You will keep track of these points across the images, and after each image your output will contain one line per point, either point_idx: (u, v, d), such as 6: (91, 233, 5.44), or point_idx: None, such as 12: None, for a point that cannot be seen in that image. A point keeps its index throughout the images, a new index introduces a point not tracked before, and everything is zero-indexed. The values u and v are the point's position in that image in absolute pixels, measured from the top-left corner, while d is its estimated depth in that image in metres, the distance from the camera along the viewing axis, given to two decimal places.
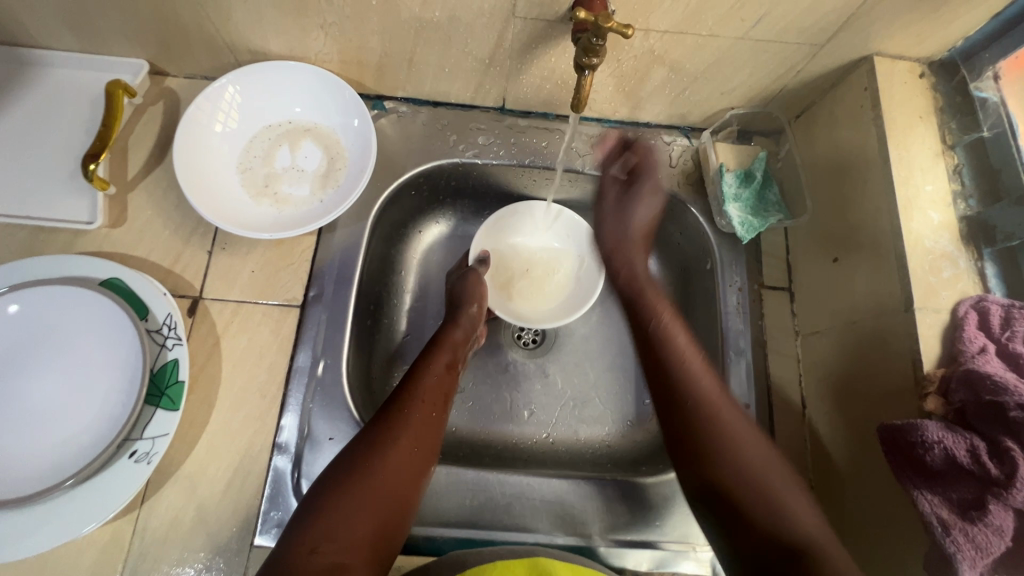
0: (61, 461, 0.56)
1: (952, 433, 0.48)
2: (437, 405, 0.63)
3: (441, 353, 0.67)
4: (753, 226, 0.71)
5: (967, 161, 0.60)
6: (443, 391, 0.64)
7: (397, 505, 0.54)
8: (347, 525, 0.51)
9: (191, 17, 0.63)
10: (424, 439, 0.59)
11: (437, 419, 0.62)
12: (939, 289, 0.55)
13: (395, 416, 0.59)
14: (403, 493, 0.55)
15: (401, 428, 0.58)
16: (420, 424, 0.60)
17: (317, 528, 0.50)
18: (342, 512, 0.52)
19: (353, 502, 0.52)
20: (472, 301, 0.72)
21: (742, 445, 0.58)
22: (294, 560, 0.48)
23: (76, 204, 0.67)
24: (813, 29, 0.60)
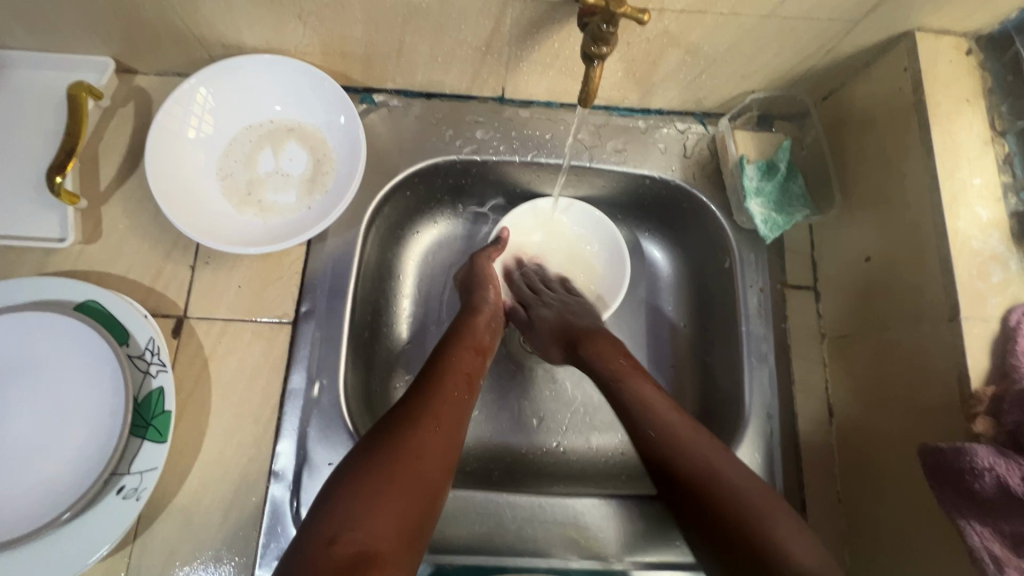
0: (45, 499, 0.53)
1: (1004, 459, 0.43)
2: (461, 386, 0.58)
3: (463, 338, 0.63)
4: (777, 224, 0.66)
5: (1019, 149, 0.54)
6: (468, 371, 0.60)
7: (427, 491, 0.49)
8: (375, 509, 0.45)
9: (155, 10, 0.57)
10: (451, 422, 0.55)
11: (464, 402, 0.57)
12: (987, 295, 0.50)
13: (420, 398, 0.55)
14: (432, 476, 0.50)
15: (427, 410, 0.54)
16: (446, 404, 0.55)
17: (337, 517, 0.45)
18: (368, 495, 0.46)
19: (379, 486, 0.47)
20: (489, 283, 0.69)
21: (715, 468, 0.52)
22: (312, 554, 0.42)
23: (46, 220, 0.62)
24: (849, 4, 0.53)
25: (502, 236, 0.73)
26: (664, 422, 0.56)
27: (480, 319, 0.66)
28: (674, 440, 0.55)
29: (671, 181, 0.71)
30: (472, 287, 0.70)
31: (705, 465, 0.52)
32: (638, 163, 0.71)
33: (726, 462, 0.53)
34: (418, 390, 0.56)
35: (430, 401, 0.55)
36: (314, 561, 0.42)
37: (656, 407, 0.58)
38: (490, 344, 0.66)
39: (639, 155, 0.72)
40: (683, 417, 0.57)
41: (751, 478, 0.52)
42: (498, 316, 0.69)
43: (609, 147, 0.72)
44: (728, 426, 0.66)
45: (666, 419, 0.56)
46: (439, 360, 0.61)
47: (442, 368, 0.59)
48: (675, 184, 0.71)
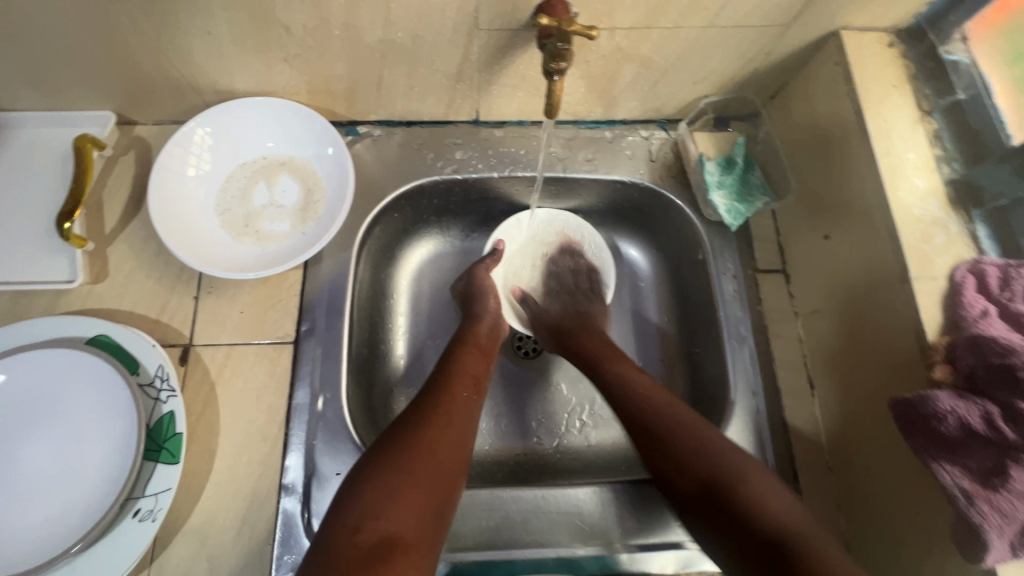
0: (64, 527, 0.55)
1: (964, 401, 0.47)
2: (467, 387, 0.61)
3: (464, 344, 0.67)
4: (740, 212, 0.71)
5: (946, 125, 0.60)
6: (474, 374, 0.64)
7: (444, 482, 0.52)
8: (398, 499, 0.48)
9: (154, 64, 0.63)
10: (460, 421, 0.57)
11: (472, 400, 0.61)
12: (933, 256, 0.55)
13: (433, 400, 0.58)
14: (448, 468, 0.53)
15: (440, 411, 0.57)
16: (458, 406, 0.59)
17: (358, 508, 0.47)
18: (391, 487, 0.49)
19: (398, 480, 0.49)
20: (489, 294, 0.73)
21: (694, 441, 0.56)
22: (338, 541, 0.45)
23: (56, 263, 0.66)
24: (777, 11, 0.60)
25: (498, 248, 0.77)
26: (630, 385, 0.63)
27: (480, 326, 0.70)
28: (647, 409, 0.60)
29: (641, 184, 0.76)
30: (473, 298, 0.73)
31: (669, 429, 0.57)
32: (609, 169, 0.77)
33: (692, 422, 0.58)
34: (428, 393, 0.60)
35: (441, 402, 0.58)
36: (338, 549, 0.44)
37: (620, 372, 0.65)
38: (493, 346, 0.69)
39: (609, 162, 0.77)
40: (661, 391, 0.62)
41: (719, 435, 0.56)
42: (500, 323, 0.72)
43: (580, 157, 0.77)
44: (717, 406, 0.69)
45: (628, 381, 0.63)
46: (448, 366, 0.64)
47: (450, 373, 0.62)
48: (645, 186, 0.76)
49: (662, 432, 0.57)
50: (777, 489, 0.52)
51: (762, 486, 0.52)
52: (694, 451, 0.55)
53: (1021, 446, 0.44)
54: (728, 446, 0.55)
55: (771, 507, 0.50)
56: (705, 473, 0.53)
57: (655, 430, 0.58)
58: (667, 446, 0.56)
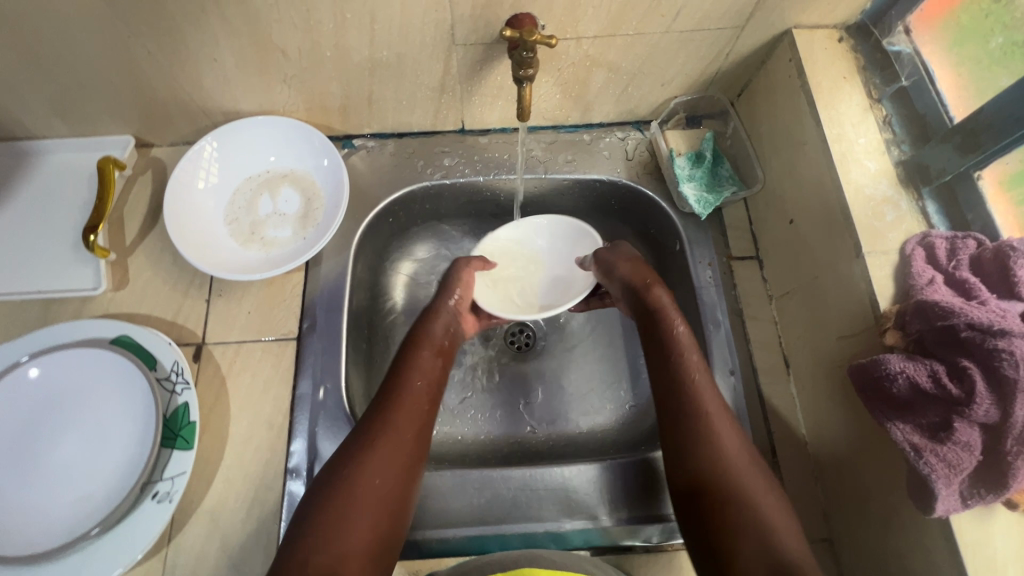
0: (90, 509, 0.60)
1: (913, 362, 0.50)
2: (421, 403, 0.63)
3: (420, 348, 0.68)
4: (709, 202, 0.75)
5: (894, 111, 0.64)
6: (427, 390, 0.65)
7: (391, 505, 0.55)
8: (345, 521, 0.52)
9: (167, 90, 0.70)
10: (409, 440, 0.60)
11: (425, 418, 0.63)
12: (885, 232, 0.58)
13: (383, 417, 0.60)
14: (398, 493, 0.56)
15: (387, 428, 0.59)
16: (406, 426, 0.60)
17: (311, 538, 0.51)
18: (338, 509, 0.53)
19: (346, 509, 0.53)
20: (454, 289, 0.74)
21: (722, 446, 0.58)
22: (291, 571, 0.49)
23: (82, 273, 0.72)
24: (730, 14, 0.65)
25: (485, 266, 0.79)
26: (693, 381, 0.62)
27: (438, 325, 0.71)
28: (703, 408, 0.60)
29: (618, 181, 0.81)
30: (439, 289, 0.75)
31: (718, 435, 0.58)
32: (588, 169, 0.82)
33: (737, 434, 0.59)
34: (380, 407, 0.61)
35: (390, 419, 0.60)
36: None
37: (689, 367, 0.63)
38: (450, 347, 0.71)
39: (588, 163, 0.82)
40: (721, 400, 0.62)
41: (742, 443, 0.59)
42: (458, 322, 0.74)
43: (560, 159, 0.82)
44: None
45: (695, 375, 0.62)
46: (398, 373, 0.65)
47: (403, 386, 0.63)
48: (622, 184, 0.81)
49: (710, 435, 0.58)
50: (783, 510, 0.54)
51: (777, 505, 0.54)
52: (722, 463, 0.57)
53: (964, 401, 0.47)
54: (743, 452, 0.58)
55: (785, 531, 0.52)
56: (733, 478, 0.56)
57: (709, 428, 0.59)
58: (713, 452, 0.57)
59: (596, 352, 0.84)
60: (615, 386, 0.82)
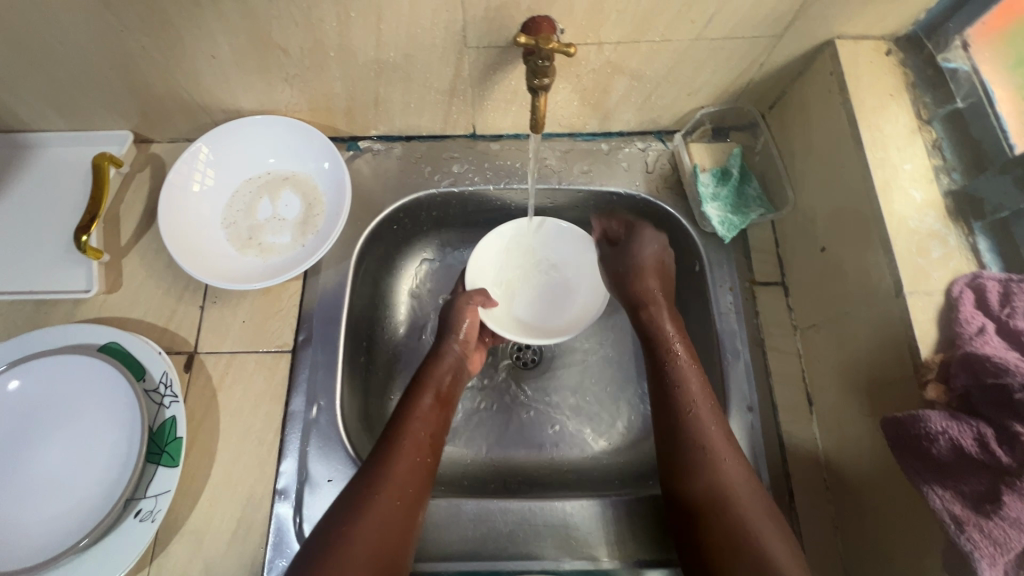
0: (70, 525, 0.58)
1: (957, 422, 0.45)
2: (424, 447, 0.61)
3: (425, 392, 0.65)
4: (734, 224, 0.70)
5: (946, 134, 0.58)
6: (430, 432, 0.62)
7: (391, 555, 0.52)
8: (342, 565, 0.50)
9: (165, 85, 0.66)
10: (413, 486, 0.57)
11: (427, 461, 0.60)
12: (929, 270, 0.53)
13: (387, 458, 0.58)
14: (397, 544, 0.53)
15: (390, 471, 0.57)
16: (411, 470, 0.58)
17: None
18: (335, 555, 0.50)
19: (343, 557, 0.50)
20: (454, 332, 0.71)
21: (713, 468, 0.57)
22: None
23: (75, 275, 0.70)
24: (768, 21, 0.59)
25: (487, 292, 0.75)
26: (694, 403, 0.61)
27: (442, 370, 0.68)
28: (705, 440, 0.58)
29: (637, 195, 0.76)
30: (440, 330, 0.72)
31: (721, 468, 0.56)
32: (604, 181, 0.77)
33: (739, 465, 0.57)
34: (383, 448, 0.59)
35: (392, 463, 0.57)
36: None
37: (689, 390, 0.62)
38: (451, 395, 0.68)
39: (605, 174, 0.77)
40: (723, 429, 0.60)
41: (737, 464, 0.57)
42: (461, 366, 0.71)
43: (576, 169, 0.78)
44: None
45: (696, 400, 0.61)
46: (401, 415, 0.63)
47: (407, 427, 0.61)
48: (641, 197, 0.76)
49: (713, 467, 0.57)
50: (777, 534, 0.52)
51: (780, 540, 0.52)
52: (711, 480, 0.56)
53: (1015, 471, 0.42)
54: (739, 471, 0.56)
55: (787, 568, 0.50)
56: (733, 509, 0.54)
57: (710, 460, 0.57)
58: (718, 484, 0.56)
59: (604, 374, 0.80)
60: (624, 412, 0.77)
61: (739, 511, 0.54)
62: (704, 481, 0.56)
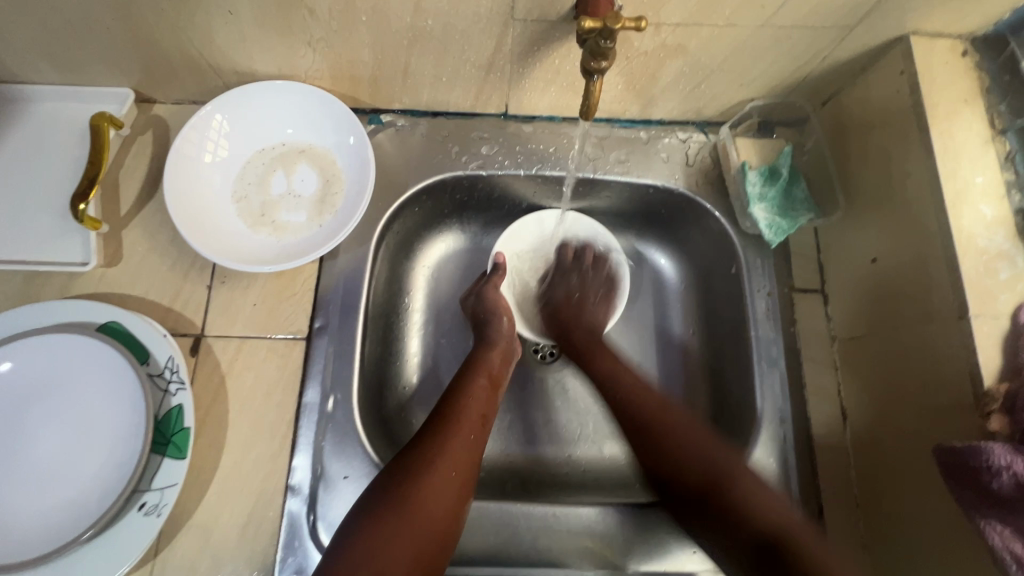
0: (68, 518, 0.54)
1: (1022, 456, 0.43)
2: (474, 429, 0.59)
3: (477, 375, 0.63)
4: (782, 228, 0.67)
5: (1020, 147, 0.55)
6: (482, 412, 0.61)
7: (439, 530, 0.51)
8: (394, 534, 0.48)
9: (173, 41, 0.60)
10: (464, 463, 0.55)
11: (477, 442, 0.58)
12: (996, 292, 0.50)
13: (442, 431, 0.56)
14: (447, 521, 0.52)
15: (443, 450, 0.55)
16: (463, 447, 0.56)
17: (354, 557, 0.47)
18: (388, 524, 0.49)
19: (393, 529, 0.49)
20: (501, 313, 0.69)
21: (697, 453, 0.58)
22: None
23: (71, 245, 0.64)
24: (844, 10, 0.54)
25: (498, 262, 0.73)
26: (644, 404, 0.62)
27: (495, 354, 0.66)
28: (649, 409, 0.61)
29: (675, 189, 0.72)
30: (486, 313, 0.70)
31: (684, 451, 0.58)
32: (642, 173, 0.72)
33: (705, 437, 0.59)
34: (434, 427, 0.57)
35: (445, 435, 0.56)
36: None
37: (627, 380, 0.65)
38: (502, 377, 0.66)
39: (642, 166, 0.73)
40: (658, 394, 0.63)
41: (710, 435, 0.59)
42: (511, 349, 0.69)
43: (612, 158, 0.73)
44: (743, 429, 0.65)
45: (658, 408, 0.62)
46: (454, 398, 0.60)
47: (462, 404, 0.60)
48: (679, 192, 0.72)
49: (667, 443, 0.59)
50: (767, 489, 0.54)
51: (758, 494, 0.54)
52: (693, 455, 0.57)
53: None
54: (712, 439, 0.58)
55: (764, 505, 0.53)
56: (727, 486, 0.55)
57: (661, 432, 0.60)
58: (694, 450, 0.57)
59: None
60: None
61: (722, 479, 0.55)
62: (694, 463, 0.57)
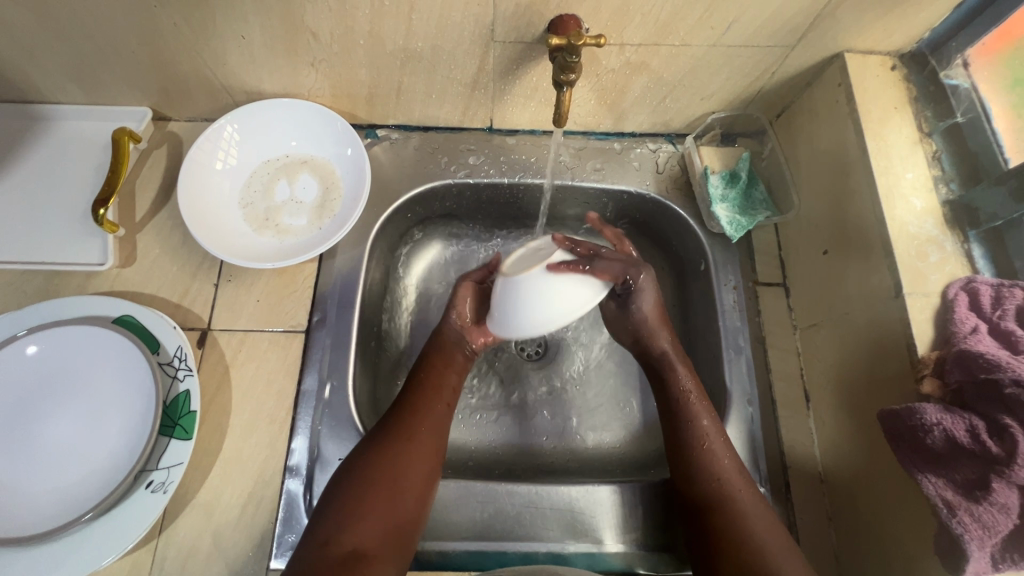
0: (79, 495, 0.58)
1: (951, 414, 0.48)
2: (439, 409, 0.63)
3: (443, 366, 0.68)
4: (741, 225, 0.73)
5: (945, 147, 0.62)
6: (446, 394, 0.66)
7: (407, 502, 0.56)
8: (364, 507, 0.53)
9: (191, 64, 0.67)
10: (428, 441, 0.60)
11: (444, 423, 0.63)
12: (927, 273, 0.56)
13: (414, 418, 0.61)
14: (416, 496, 0.56)
15: (410, 430, 0.60)
16: (428, 429, 0.61)
17: (330, 524, 0.52)
18: (357, 496, 0.54)
19: (363, 499, 0.54)
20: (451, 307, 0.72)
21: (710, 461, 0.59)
22: (308, 554, 0.50)
23: (89, 248, 0.70)
24: (783, 32, 0.62)
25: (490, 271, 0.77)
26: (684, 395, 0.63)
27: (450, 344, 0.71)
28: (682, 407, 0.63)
29: (646, 194, 0.78)
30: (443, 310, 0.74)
31: (711, 459, 0.59)
32: (616, 180, 0.79)
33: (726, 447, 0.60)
34: (401, 409, 0.62)
35: (415, 420, 0.61)
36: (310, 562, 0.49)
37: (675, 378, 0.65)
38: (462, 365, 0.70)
39: (616, 174, 0.79)
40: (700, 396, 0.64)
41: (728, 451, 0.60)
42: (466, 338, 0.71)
43: (589, 167, 0.80)
44: (714, 412, 0.70)
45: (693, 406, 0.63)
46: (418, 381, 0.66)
47: (422, 387, 0.65)
48: (651, 197, 0.78)
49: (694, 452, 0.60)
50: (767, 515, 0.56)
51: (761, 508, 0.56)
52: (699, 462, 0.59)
53: (1005, 461, 0.45)
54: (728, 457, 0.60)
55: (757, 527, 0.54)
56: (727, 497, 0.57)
57: (699, 441, 0.60)
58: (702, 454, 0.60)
59: (606, 366, 0.82)
60: (625, 404, 0.79)
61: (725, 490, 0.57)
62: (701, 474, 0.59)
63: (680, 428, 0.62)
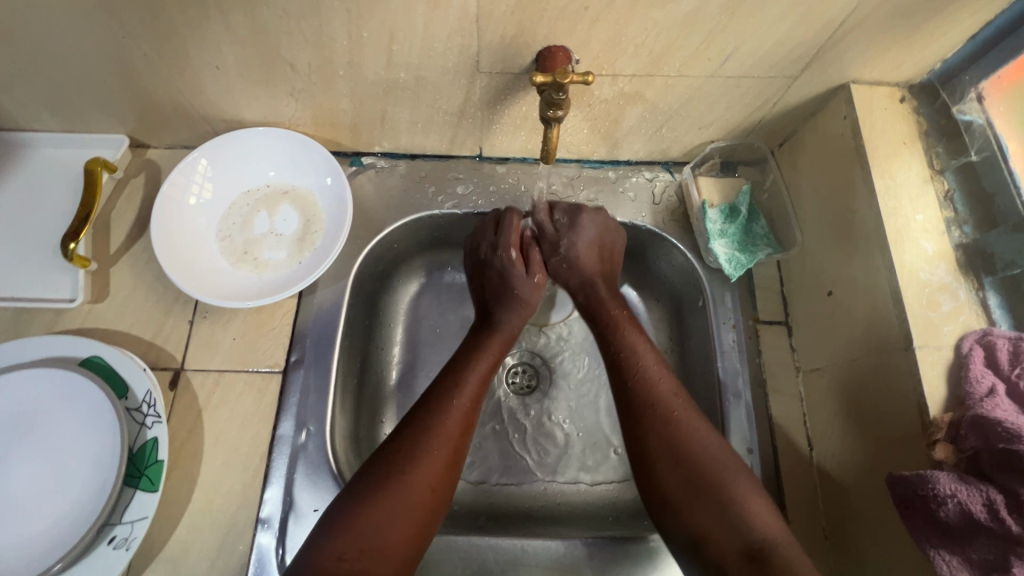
0: (37, 552, 0.55)
1: (966, 486, 0.44)
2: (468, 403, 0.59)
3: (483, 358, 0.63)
4: (741, 262, 0.70)
5: (958, 186, 0.58)
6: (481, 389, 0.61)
7: (431, 507, 0.53)
8: (389, 515, 0.50)
9: (166, 93, 0.65)
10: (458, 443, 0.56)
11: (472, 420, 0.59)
12: (939, 324, 0.52)
13: (438, 415, 0.56)
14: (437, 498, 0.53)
15: (438, 428, 0.56)
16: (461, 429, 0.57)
17: (347, 534, 0.49)
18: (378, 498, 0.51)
19: (386, 510, 0.50)
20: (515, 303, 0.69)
21: (682, 447, 0.54)
22: (322, 564, 0.47)
23: (59, 283, 0.67)
24: (785, 63, 0.59)
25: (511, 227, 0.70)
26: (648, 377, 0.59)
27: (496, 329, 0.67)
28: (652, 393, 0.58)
29: (642, 226, 0.75)
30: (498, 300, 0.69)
31: (689, 446, 0.54)
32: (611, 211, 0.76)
33: (707, 433, 0.55)
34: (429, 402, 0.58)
35: (442, 418, 0.56)
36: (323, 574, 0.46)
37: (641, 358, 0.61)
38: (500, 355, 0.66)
39: (611, 204, 0.76)
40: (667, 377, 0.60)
41: (710, 438, 0.55)
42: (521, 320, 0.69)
43: (582, 197, 0.77)
44: None
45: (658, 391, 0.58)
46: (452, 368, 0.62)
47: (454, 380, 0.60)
48: (646, 229, 0.75)
49: (686, 451, 0.54)
50: (756, 496, 0.52)
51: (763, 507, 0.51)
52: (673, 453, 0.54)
53: None
54: (710, 440, 0.55)
55: (753, 516, 0.50)
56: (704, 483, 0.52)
57: (673, 428, 0.56)
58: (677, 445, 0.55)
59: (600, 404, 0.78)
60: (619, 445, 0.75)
61: (701, 479, 0.53)
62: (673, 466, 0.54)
63: (652, 417, 0.57)
